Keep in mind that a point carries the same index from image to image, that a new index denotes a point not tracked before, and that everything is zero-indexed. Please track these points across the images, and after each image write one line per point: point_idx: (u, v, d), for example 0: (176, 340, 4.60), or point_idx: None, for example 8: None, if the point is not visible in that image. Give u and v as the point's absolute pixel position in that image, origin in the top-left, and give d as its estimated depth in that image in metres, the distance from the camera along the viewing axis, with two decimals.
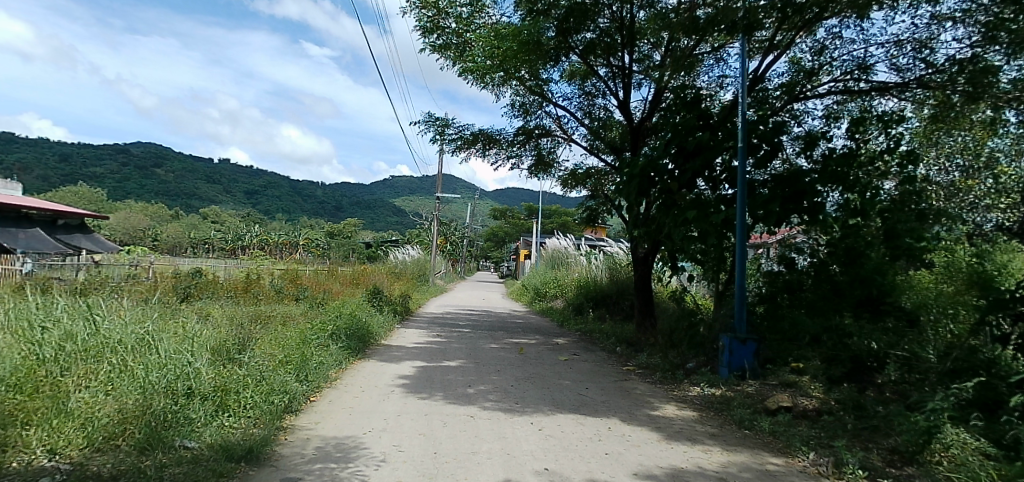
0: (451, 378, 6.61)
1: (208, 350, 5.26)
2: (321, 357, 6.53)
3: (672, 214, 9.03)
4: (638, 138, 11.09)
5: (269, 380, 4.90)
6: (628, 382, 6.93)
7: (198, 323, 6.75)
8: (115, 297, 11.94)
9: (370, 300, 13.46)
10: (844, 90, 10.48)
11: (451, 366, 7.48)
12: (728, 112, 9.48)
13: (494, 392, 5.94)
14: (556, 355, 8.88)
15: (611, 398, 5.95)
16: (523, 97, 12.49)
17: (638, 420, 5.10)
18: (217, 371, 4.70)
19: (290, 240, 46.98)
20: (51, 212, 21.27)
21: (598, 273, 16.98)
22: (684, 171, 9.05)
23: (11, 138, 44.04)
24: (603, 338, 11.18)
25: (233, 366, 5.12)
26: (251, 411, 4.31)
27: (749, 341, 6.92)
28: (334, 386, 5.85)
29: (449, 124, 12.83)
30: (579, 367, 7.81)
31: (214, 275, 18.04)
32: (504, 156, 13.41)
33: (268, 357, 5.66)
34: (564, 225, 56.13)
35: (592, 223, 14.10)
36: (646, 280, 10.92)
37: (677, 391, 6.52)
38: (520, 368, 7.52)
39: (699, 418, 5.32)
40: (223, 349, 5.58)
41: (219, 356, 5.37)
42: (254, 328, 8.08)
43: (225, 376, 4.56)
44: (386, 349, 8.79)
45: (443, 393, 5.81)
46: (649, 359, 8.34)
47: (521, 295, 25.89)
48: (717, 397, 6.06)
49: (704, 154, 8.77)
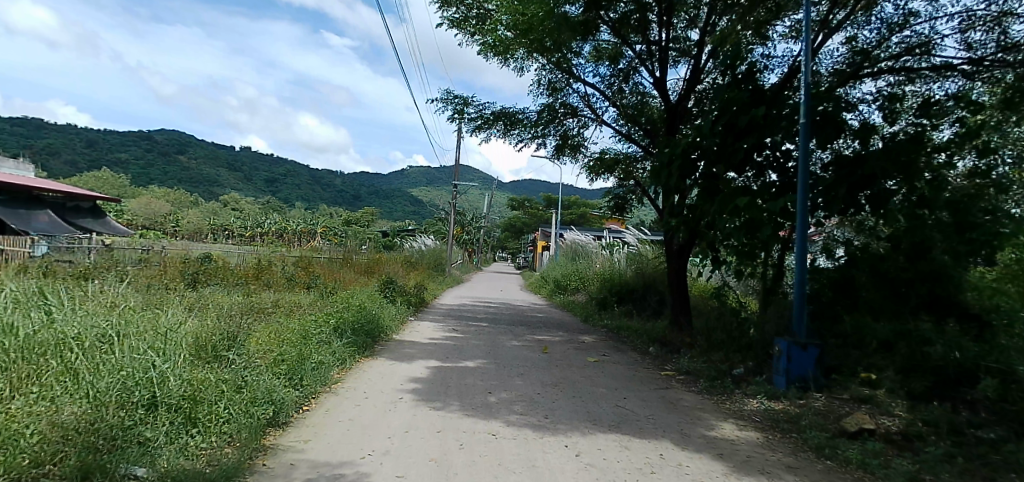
0: (469, 383, 5.77)
1: (187, 347, 4.47)
2: (321, 355, 5.73)
3: (717, 202, 7.98)
4: (675, 121, 9.89)
5: (254, 385, 4.15)
6: (671, 391, 6.04)
7: (185, 313, 5.99)
8: (119, 282, 11.37)
9: (383, 291, 12.71)
10: (905, 68, 9.30)
11: (470, 367, 6.66)
12: (782, 86, 8.34)
13: (519, 402, 5.08)
14: (585, 356, 8.01)
15: (654, 412, 5.06)
16: (548, 74, 11.51)
17: (693, 444, 4.23)
18: (191, 374, 3.90)
19: (307, 227, 46.57)
20: (64, 195, 20.91)
21: (622, 266, 16.06)
22: (733, 152, 7.89)
23: (38, 123, 44.49)
24: (632, 336, 10.31)
25: (214, 367, 4.34)
26: (224, 426, 3.55)
27: (812, 347, 6.01)
28: (334, 391, 5.08)
29: (468, 102, 11.95)
30: (613, 371, 6.93)
31: (225, 261, 17.45)
32: (526, 138, 12.50)
33: (256, 357, 4.88)
34: (582, 216, 54.80)
35: (620, 212, 13.39)
36: (682, 274, 10.01)
37: (729, 404, 5.62)
38: (547, 371, 6.67)
39: (766, 443, 4.42)
40: (204, 345, 4.79)
41: (200, 356, 4.58)
42: (251, 320, 7.35)
43: (198, 382, 3.79)
44: (398, 345, 8.01)
45: (460, 403, 4.96)
46: (689, 363, 7.43)
47: (540, 287, 25.04)
48: (781, 414, 5.14)
49: (756, 134, 7.62)
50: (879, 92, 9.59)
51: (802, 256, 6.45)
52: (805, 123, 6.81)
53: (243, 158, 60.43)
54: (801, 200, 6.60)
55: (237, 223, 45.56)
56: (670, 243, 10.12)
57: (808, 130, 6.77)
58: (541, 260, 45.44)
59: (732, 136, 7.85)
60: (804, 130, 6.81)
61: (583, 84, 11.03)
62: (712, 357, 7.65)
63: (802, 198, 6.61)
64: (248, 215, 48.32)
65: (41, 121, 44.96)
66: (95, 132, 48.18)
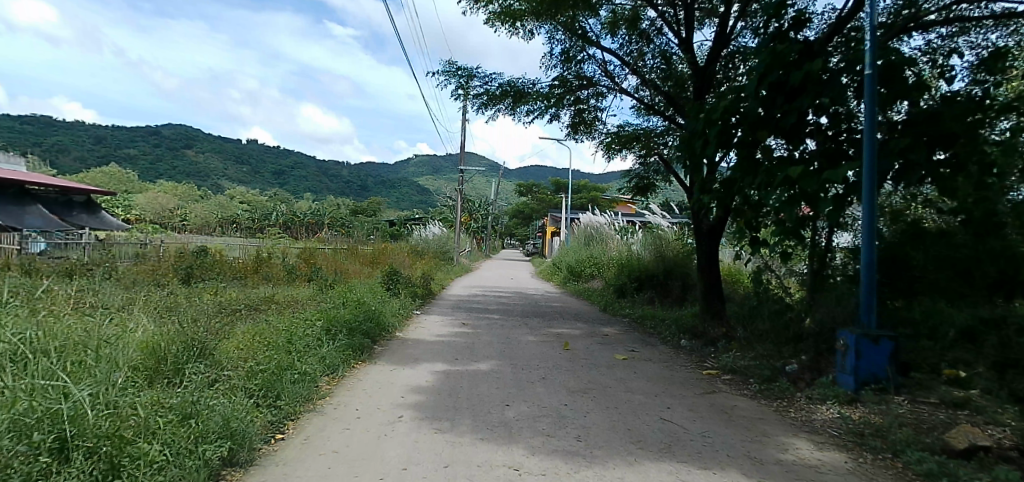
0: (482, 393, 4.86)
1: (125, 368, 3.55)
2: (306, 364, 4.85)
3: (758, 174, 6.85)
4: (703, 84, 8.83)
5: (207, 413, 3.28)
6: (721, 396, 5.11)
7: (147, 319, 5.12)
8: (105, 280, 10.63)
9: (386, 283, 11.85)
10: (962, 17, 8.22)
11: (482, 371, 5.75)
12: (833, 35, 7.02)
13: (544, 418, 4.17)
14: (611, 352, 7.08)
15: (709, 429, 4.13)
16: (560, 41, 10.40)
17: (771, 475, 3.30)
18: (120, 406, 3.00)
19: (314, 217, 45.92)
20: (57, 189, 20.20)
21: (640, 251, 15.02)
22: (781, 115, 6.73)
23: (45, 120, 44.22)
24: (658, 327, 9.38)
25: (155, 392, 3.42)
26: (161, 475, 2.69)
27: (884, 340, 5.08)
28: (319, 410, 4.20)
29: (473, 75, 10.94)
30: (647, 371, 6.00)
31: (224, 254, 16.68)
32: (536, 114, 11.45)
33: (220, 380, 3.99)
34: (593, 201, 53.50)
35: (643, 193, 13.17)
36: (713, 257, 9.01)
37: (793, 412, 4.69)
38: (571, 373, 5.76)
39: (860, 470, 3.48)
40: (151, 366, 3.93)
41: (142, 379, 3.69)
42: (234, 325, 6.47)
43: (124, 418, 2.88)
44: (401, 345, 7.13)
45: (472, 422, 4.05)
46: (733, 359, 6.49)
47: (552, 274, 24.04)
48: (864, 424, 4.20)
49: (809, 93, 6.40)
50: (929, 46, 8.53)
51: (870, 233, 5.39)
52: (870, 74, 5.52)
53: (248, 150, 59.74)
54: (867, 170, 5.42)
55: (243, 215, 44.98)
56: (699, 223, 9.11)
57: (874, 84, 5.49)
58: (552, 245, 44.55)
59: (781, 96, 6.65)
60: (868, 84, 5.53)
61: (600, 50, 9.93)
62: (758, 352, 6.68)
63: (869, 167, 5.43)
64: (253, 207, 47.72)
65: (47, 118, 44.64)
66: (99, 127, 47.74)
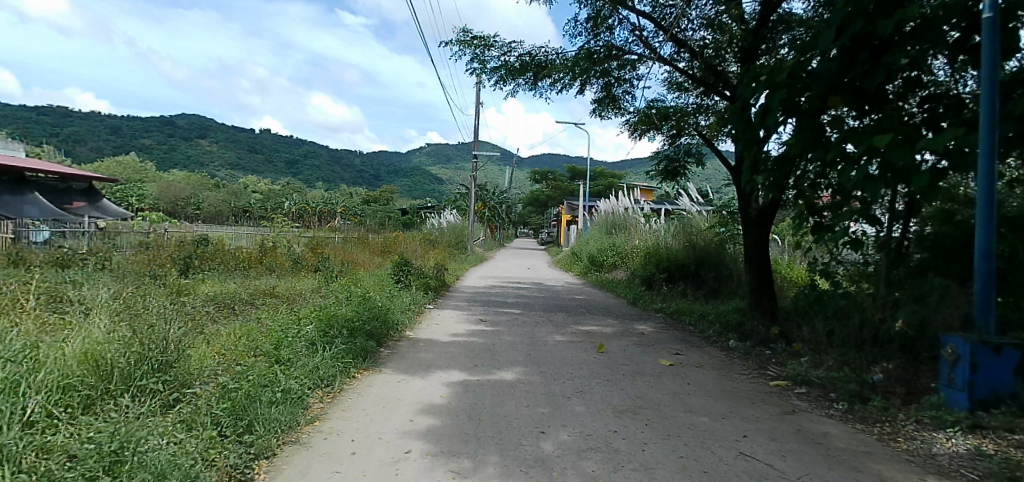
0: (510, 413, 3.94)
1: (30, 401, 2.64)
2: (292, 380, 3.94)
3: (831, 147, 5.77)
4: (751, 55, 7.83)
5: (134, 466, 2.37)
6: (804, 419, 4.13)
7: (104, 321, 4.27)
8: (96, 272, 9.87)
9: (396, 274, 10.97)
10: None
11: (507, 382, 4.83)
12: None
13: (593, 454, 3.25)
14: (654, 356, 6.11)
15: (809, 471, 3.18)
16: (587, 4, 9.33)
17: None
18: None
19: (326, 206, 45.18)
20: (58, 176, 19.52)
21: (667, 240, 13.94)
22: (862, 75, 5.64)
23: (60, 110, 44.10)
24: (699, 325, 8.37)
25: (67, 435, 2.52)
26: None
27: (1009, 349, 4.02)
28: (304, 442, 3.27)
29: (489, 45, 9.94)
30: (704, 382, 5.04)
31: (228, 243, 15.92)
32: (559, 88, 10.43)
33: (166, 414, 3.07)
34: (609, 188, 52.10)
35: (672, 178, 12.10)
36: (763, 247, 7.91)
37: (905, 443, 3.70)
38: (614, 385, 4.82)
39: None
40: (75, 395, 3.03)
41: (57, 412, 2.79)
42: (216, 329, 5.60)
43: None
44: (411, 347, 6.24)
45: (500, 460, 3.12)
46: (802, 367, 5.48)
47: (571, 265, 23.03)
48: (1011, 463, 3.21)
49: (901, 47, 5.29)
50: None
51: (988, 216, 4.33)
52: (991, 18, 4.44)
53: (260, 139, 59.21)
54: (988, 137, 4.34)
55: (256, 203, 44.44)
56: (746, 208, 8.04)
57: (995, 29, 4.40)
58: (568, 234, 43.32)
59: (864, 51, 5.57)
60: (988, 30, 4.44)
61: (633, 14, 8.86)
62: (831, 358, 5.67)
63: (989, 133, 4.35)
64: (264, 196, 47.17)
65: (63, 106, 44.51)
66: (112, 116, 47.49)
